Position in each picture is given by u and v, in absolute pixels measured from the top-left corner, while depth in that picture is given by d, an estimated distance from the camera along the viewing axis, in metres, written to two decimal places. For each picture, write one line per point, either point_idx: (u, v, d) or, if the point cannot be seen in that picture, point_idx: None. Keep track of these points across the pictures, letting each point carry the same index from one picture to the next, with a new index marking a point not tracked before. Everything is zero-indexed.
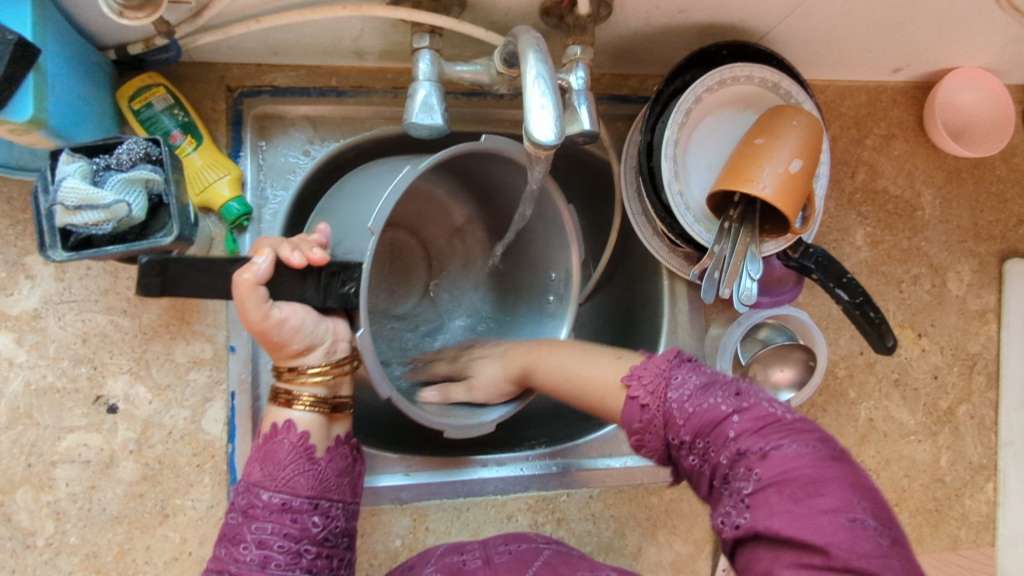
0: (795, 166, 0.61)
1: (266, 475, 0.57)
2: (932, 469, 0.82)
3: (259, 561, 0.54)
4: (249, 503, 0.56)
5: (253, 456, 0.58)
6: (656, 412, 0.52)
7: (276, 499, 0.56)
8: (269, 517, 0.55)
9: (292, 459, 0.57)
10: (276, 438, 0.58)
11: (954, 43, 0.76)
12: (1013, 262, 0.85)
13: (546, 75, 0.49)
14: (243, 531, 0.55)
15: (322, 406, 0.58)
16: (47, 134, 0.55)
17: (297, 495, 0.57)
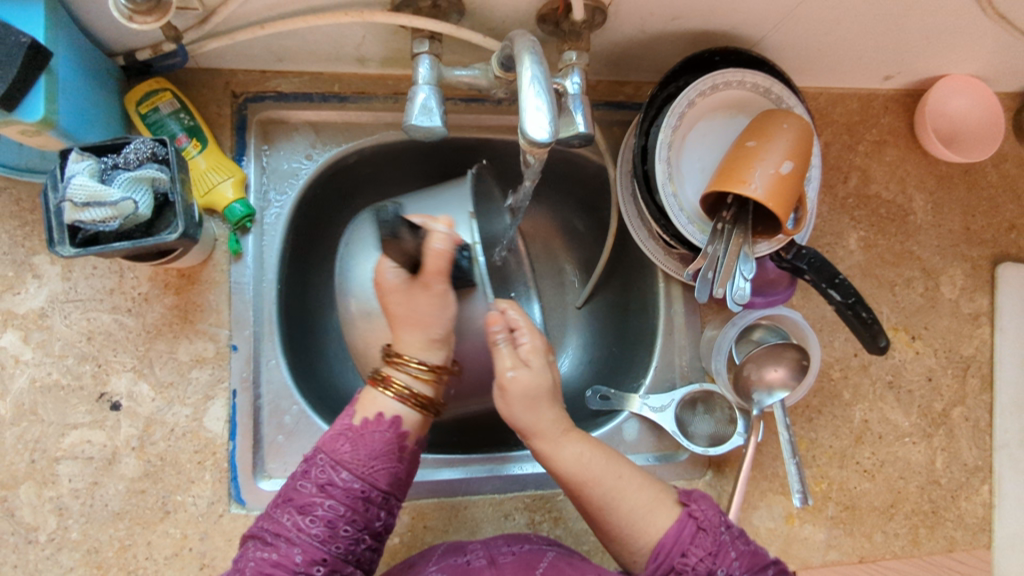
0: (786, 168, 0.63)
1: (353, 457, 0.58)
2: (927, 471, 0.82)
3: (322, 537, 0.54)
4: (329, 479, 0.56)
5: (348, 435, 0.59)
6: (713, 540, 0.57)
7: (357, 485, 0.57)
8: (342, 500, 0.56)
9: (384, 452, 0.58)
10: (378, 427, 0.59)
11: (943, 51, 0.77)
12: (1005, 266, 0.86)
13: (541, 77, 0.50)
14: (316, 505, 0.55)
15: (419, 406, 0.61)
16: (57, 134, 0.57)
17: (375, 487, 0.57)
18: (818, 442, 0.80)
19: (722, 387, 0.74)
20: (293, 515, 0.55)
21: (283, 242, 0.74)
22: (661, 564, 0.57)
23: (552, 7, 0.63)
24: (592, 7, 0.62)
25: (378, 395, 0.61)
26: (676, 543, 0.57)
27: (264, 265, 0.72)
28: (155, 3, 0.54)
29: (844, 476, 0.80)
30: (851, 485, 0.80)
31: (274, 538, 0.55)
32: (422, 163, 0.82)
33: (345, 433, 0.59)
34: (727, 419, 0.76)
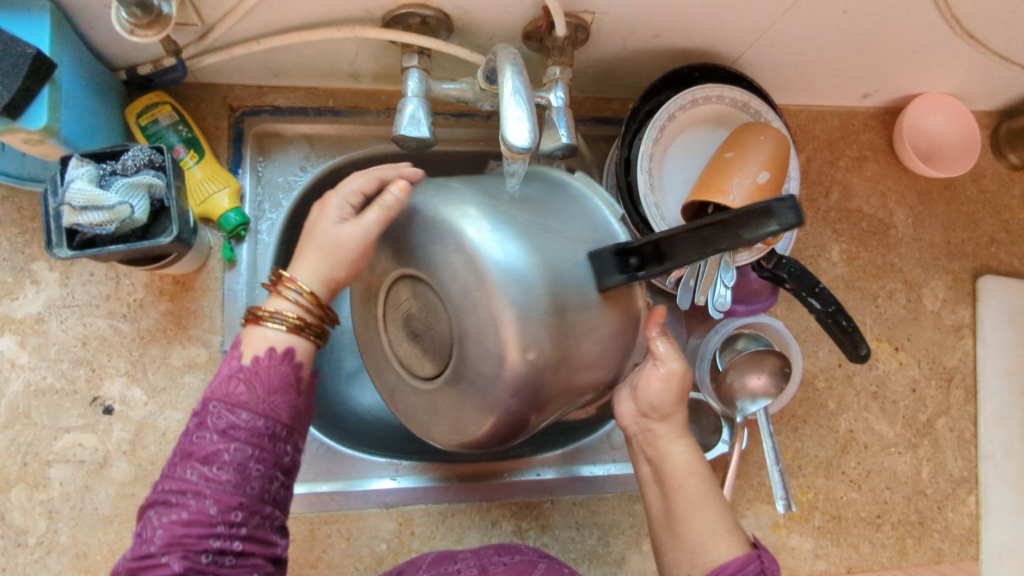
0: (763, 178, 0.65)
1: (249, 396, 0.52)
2: (913, 481, 0.83)
3: (234, 482, 0.49)
4: (227, 422, 0.50)
5: (241, 377, 0.52)
6: None
7: (258, 423, 0.51)
8: (247, 441, 0.50)
9: (283, 385, 0.53)
10: (272, 364, 0.53)
11: (917, 70, 0.80)
12: (986, 278, 0.87)
13: (522, 88, 0.52)
14: (219, 452, 0.49)
15: (306, 331, 0.55)
16: (58, 142, 0.59)
17: (278, 422, 0.52)
18: (804, 451, 0.81)
19: (706, 394, 0.75)
20: (197, 469, 0.49)
21: (278, 251, 0.75)
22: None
23: (536, 24, 0.65)
24: (575, 25, 0.65)
25: (265, 329, 0.54)
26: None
27: (258, 272, 0.74)
28: (155, 16, 0.56)
29: (830, 485, 0.81)
30: (838, 495, 0.81)
31: (180, 498, 0.49)
32: None
33: (236, 374, 0.52)
34: (713, 427, 0.77)
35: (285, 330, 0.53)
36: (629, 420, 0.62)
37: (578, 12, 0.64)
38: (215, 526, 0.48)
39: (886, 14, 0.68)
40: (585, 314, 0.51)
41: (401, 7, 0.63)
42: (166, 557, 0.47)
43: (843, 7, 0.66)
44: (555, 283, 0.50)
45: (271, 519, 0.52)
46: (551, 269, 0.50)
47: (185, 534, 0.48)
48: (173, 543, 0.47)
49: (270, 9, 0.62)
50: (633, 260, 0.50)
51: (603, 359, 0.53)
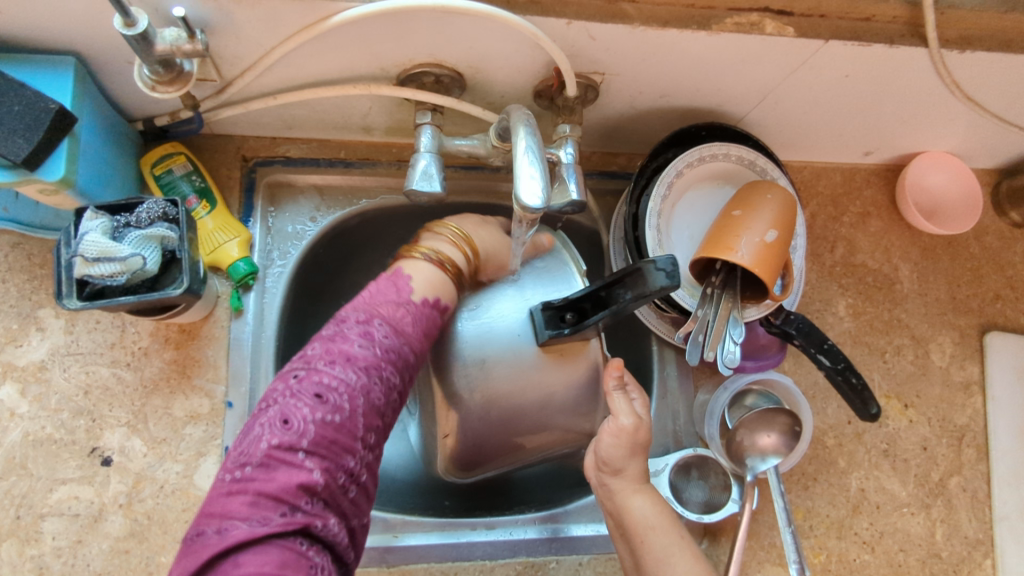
0: (771, 237, 0.65)
1: (405, 329, 0.57)
2: (927, 543, 0.81)
3: (381, 401, 0.53)
4: (389, 347, 0.55)
5: (404, 307, 0.58)
6: None
7: (407, 358, 0.56)
8: (399, 369, 0.55)
9: (428, 331, 0.60)
10: (429, 305, 0.60)
11: (918, 130, 0.82)
12: (993, 335, 0.87)
13: (535, 148, 0.53)
14: (378, 369, 0.53)
15: (450, 269, 0.64)
16: (74, 192, 0.60)
17: (417, 363, 0.58)
18: (816, 511, 0.79)
19: (715, 452, 0.74)
20: (358, 373, 0.52)
21: (284, 300, 0.76)
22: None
23: (547, 84, 0.67)
24: (585, 84, 0.67)
25: (417, 260, 0.63)
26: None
27: (264, 321, 0.74)
28: (177, 74, 0.57)
29: (842, 547, 0.79)
30: (851, 558, 0.79)
31: (336, 398, 0.50)
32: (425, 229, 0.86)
33: (401, 303, 0.58)
34: (721, 485, 0.74)
35: (439, 265, 0.63)
36: (590, 471, 0.65)
37: (589, 73, 0.66)
38: (356, 441, 0.51)
39: (887, 78, 0.69)
40: (532, 367, 0.68)
41: (416, 66, 0.65)
42: (309, 459, 0.48)
43: (845, 71, 0.67)
44: (485, 345, 0.68)
45: (380, 458, 0.55)
46: (485, 334, 0.68)
47: (333, 439, 0.49)
48: (321, 445, 0.48)
49: (287, 66, 0.63)
50: (567, 317, 0.66)
51: (576, 405, 0.70)
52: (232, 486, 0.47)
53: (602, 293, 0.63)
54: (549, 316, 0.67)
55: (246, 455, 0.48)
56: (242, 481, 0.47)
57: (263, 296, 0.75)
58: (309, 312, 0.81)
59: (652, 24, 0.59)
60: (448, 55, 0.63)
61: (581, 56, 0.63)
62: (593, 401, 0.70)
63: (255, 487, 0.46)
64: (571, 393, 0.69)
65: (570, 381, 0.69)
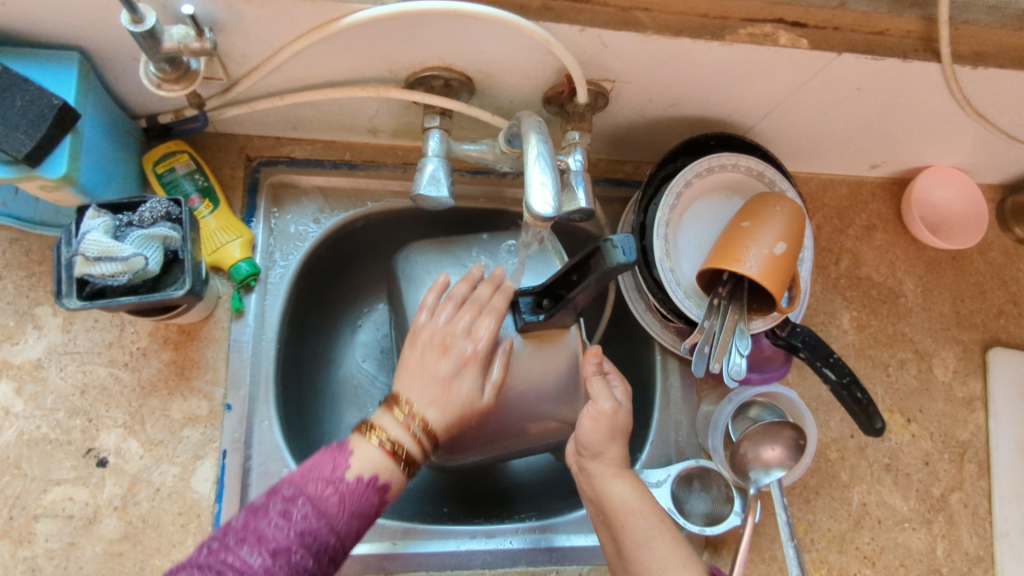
0: (780, 249, 0.65)
1: (333, 506, 0.49)
2: (928, 559, 0.80)
3: None
4: (307, 526, 0.48)
5: (335, 485, 0.50)
6: None
7: (331, 541, 0.49)
8: (317, 554, 0.47)
9: (366, 510, 0.51)
10: (368, 486, 0.51)
11: (925, 144, 0.82)
12: (995, 350, 0.87)
13: (546, 155, 0.52)
14: (286, 552, 0.46)
15: (397, 453, 0.54)
16: (76, 190, 0.59)
17: (341, 548, 0.50)
18: (817, 525, 0.79)
19: (718, 464, 0.73)
20: (260, 556, 0.46)
21: (285, 303, 0.75)
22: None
23: (557, 90, 0.66)
24: (595, 91, 0.66)
25: (360, 438, 0.54)
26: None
27: (265, 324, 0.73)
28: (183, 72, 0.57)
29: (843, 561, 0.78)
30: (852, 572, 0.78)
31: None
32: (428, 231, 0.85)
33: (332, 480, 0.50)
34: (723, 497, 0.73)
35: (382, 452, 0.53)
36: (573, 458, 0.65)
37: (599, 80, 0.65)
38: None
39: (897, 92, 0.69)
40: (515, 355, 0.65)
41: (425, 69, 0.64)
42: None
43: (857, 85, 0.67)
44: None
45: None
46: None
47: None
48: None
49: (294, 66, 0.63)
50: (545, 302, 0.64)
51: (559, 391, 0.66)
52: None
53: (573, 278, 0.61)
54: (527, 302, 0.64)
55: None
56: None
57: (264, 300, 0.74)
58: (305, 317, 0.80)
59: (665, 32, 0.58)
60: (458, 59, 0.62)
61: (592, 64, 0.62)
62: (573, 389, 0.67)
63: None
64: (554, 381, 0.66)
65: (551, 368, 0.66)
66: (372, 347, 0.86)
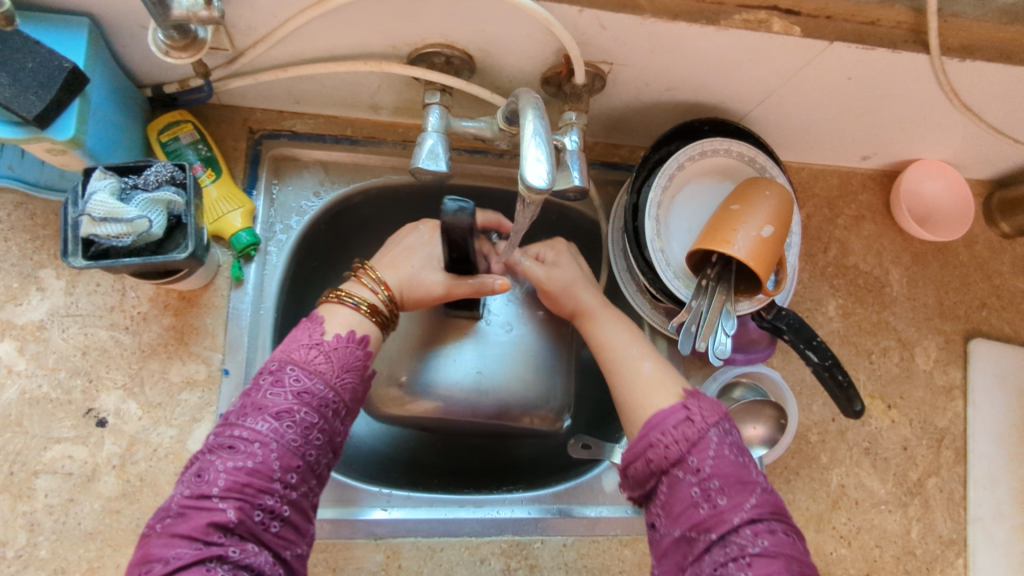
0: (767, 232, 0.67)
1: (323, 369, 0.56)
2: (903, 540, 0.83)
3: (297, 442, 0.53)
4: (301, 386, 0.55)
5: (319, 348, 0.57)
6: (695, 431, 0.55)
7: (326, 395, 0.55)
8: (316, 409, 0.55)
9: (354, 365, 0.58)
10: (348, 342, 0.59)
11: (914, 137, 0.83)
12: (977, 341, 0.89)
13: (543, 130, 0.54)
14: (289, 408, 0.53)
15: (372, 315, 0.62)
16: (82, 152, 0.60)
17: (343, 400, 0.57)
18: (796, 504, 0.81)
19: None
20: (268, 423, 0.52)
21: (284, 273, 0.76)
22: (642, 440, 0.57)
23: (556, 71, 0.68)
24: (593, 73, 0.68)
25: (336, 306, 0.62)
26: (661, 421, 0.57)
27: (263, 292, 0.75)
28: (191, 40, 0.58)
29: (820, 540, 0.81)
30: (828, 551, 0.80)
31: (247, 447, 0.51)
32: (427, 207, 0.86)
33: (315, 345, 0.57)
34: None
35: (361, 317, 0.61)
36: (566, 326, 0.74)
37: (596, 62, 0.67)
38: (272, 482, 0.51)
39: (887, 84, 0.71)
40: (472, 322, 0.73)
41: (427, 46, 0.65)
42: (223, 502, 0.49)
43: (848, 75, 0.69)
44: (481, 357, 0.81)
45: (313, 492, 0.55)
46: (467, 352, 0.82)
47: (246, 485, 0.50)
48: (234, 489, 0.49)
49: (299, 40, 0.64)
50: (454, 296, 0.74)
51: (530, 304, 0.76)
52: (154, 533, 0.50)
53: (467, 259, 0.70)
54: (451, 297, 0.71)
55: (166, 508, 0.50)
56: (161, 532, 0.49)
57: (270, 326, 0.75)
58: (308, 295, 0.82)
59: (662, 16, 0.60)
60: (459, 37, 0.64)
61: (590, 46, 0.64)
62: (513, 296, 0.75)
63: (170, 530, 0.49)
64: None
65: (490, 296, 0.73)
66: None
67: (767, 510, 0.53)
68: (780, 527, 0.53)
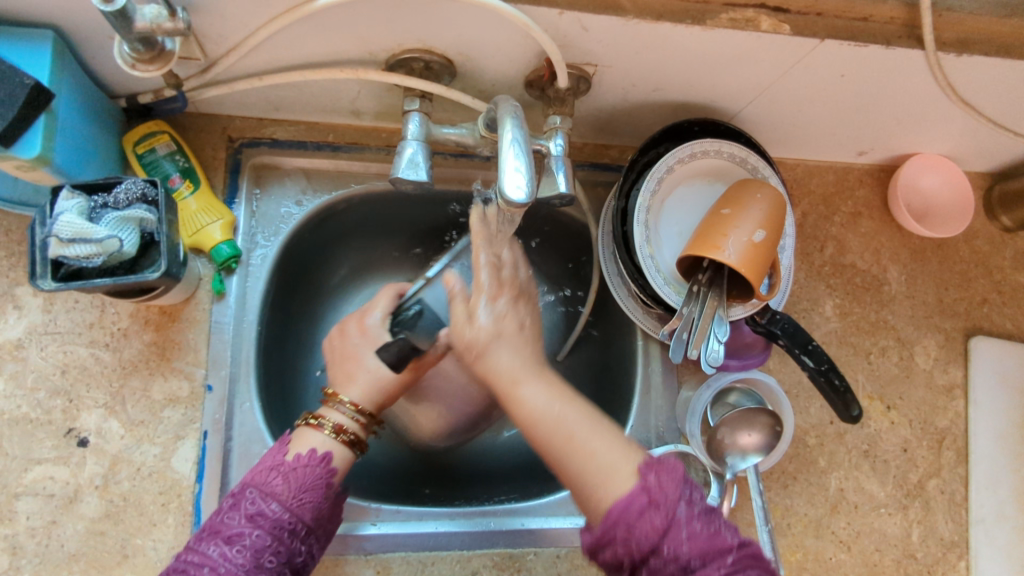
0: (759, 237, 0.65)
1: (283, 489, 0.56)
2: (903, 544, 0.81)
3: (247, 565, 0.52)
4: (257, 509, 0.55)
5: (279, 470, 0.57)
6: (662, 519, 0.50)
7: (283, 516, 0.55)
8: (271, 531, 0.54)
9: (315, 484, 0.58)
10: (309, 462, 0.58)
11: (912, 132, 0.81)
12: (977, 339, 0.87)
13: (521, 140, 0.52)
14: (242, 530, 0.53)
15: (345, 437, 0.61)
16: (51, 170, 0.58)
17: (301, 522, 0.56)
18: (793, 510, 0.79)
19: (696, 448, 0.73)
20: (220, 547, 0.52)
21: (267, 286, 0.75)
22: (609, 533, 0.52)
23: (539, 74, 0.66)
24: (577, 76, 0.66)
25: (311, 431, 0.61)
26: (623, 515, 0.51)
27: (246, 306, 0.73)
28: (158, 52, 0.56)
29: (819, 546, 0.79)
30: (827, 556, 0.79)
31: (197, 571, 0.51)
32: (413, 213, 0.84)
33: (276, 467, 0.58)
34: (701, 481, 0.74)
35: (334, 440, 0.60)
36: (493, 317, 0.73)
37: (581, 64, 0.65)
38: None
39: (882, 81, 0.69)
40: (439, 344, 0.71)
41: (405, 51, 0.63)
42: None
43: (842, 71, 0.67)
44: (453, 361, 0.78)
45: None
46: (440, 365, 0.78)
47: None
48: None
49: (272, 47, 0.62)
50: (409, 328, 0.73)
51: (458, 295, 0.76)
52: None
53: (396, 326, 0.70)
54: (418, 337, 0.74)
55: None
56: None
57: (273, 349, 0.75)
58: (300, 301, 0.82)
59: (645, 16, 0.58)
60: (438, 42, 0.62)
61: (572, 48, 0.62)
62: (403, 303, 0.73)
63: None
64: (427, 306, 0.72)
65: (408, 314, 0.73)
66: (364, 265, 0.88)
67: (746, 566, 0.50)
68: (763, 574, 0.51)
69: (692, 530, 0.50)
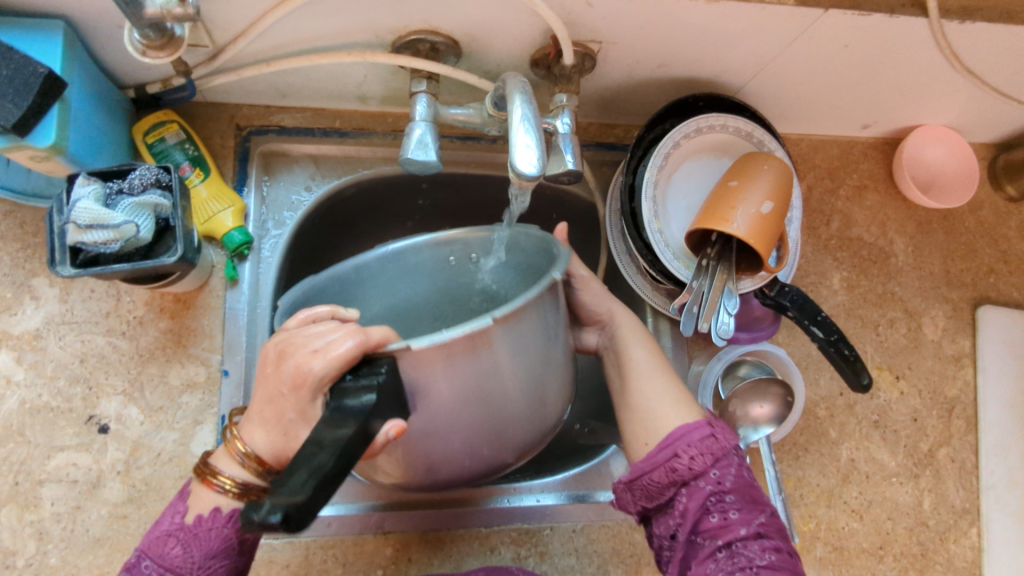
0: (767, 208, 0.65)
1: (185, 560, 0.52)
2: (915, 512, 0.82)
3: None
4: None
5: (178, 535, 0.52)
6: (719, 447, 0.56)
7: None
8: None
9: (221, 547, 0.53)
10: (209, 524, 0.53)
11: (916, 103, 0.81)
12: (985, 308, 0.88)
13: (531, 115, 0.52)
14: None
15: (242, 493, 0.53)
16: (65, 159, 0.59)
17: None
18: (806, 480, 0.80)
19: None
20: None
21: (279, 271, 0.75)
22: (666, 449, 0.57)
23: (544, 52, 0.66)
24: (582, 53, 0.66)
25: (209, 485, 0.54)
26: (685, 434, 0.57)
27: (259, 292, 0.74)
28: (168, 39, 0.57)
29: (832, 515, 0.80)
30: (840, 525, 0.80)
31: None
32: (421, 196, 0.85)
33: (174, 532, 0.52)
34: None
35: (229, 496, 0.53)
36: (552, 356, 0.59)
37: (586, 41, 0.65)
38: None
39: (886, 51, 0.69)
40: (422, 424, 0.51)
41: (411, 33, 0.64)
42: None
43: (846, 42, 0.67)
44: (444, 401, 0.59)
45: None
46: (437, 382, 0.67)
47: None
48: None
49: (280, 32, 0.63)
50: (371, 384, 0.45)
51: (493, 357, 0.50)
52: None
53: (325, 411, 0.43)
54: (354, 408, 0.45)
55: None
56: None
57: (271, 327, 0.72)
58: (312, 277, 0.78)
59: None
60: (443, 22, 0.62)
61: (577, 25, 0.62)
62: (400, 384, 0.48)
63: None
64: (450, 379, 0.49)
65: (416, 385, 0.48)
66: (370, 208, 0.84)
67: (774, 529, 0.54)
68: (785, 547, 0.54)
69: (739, 472, 0.56)
